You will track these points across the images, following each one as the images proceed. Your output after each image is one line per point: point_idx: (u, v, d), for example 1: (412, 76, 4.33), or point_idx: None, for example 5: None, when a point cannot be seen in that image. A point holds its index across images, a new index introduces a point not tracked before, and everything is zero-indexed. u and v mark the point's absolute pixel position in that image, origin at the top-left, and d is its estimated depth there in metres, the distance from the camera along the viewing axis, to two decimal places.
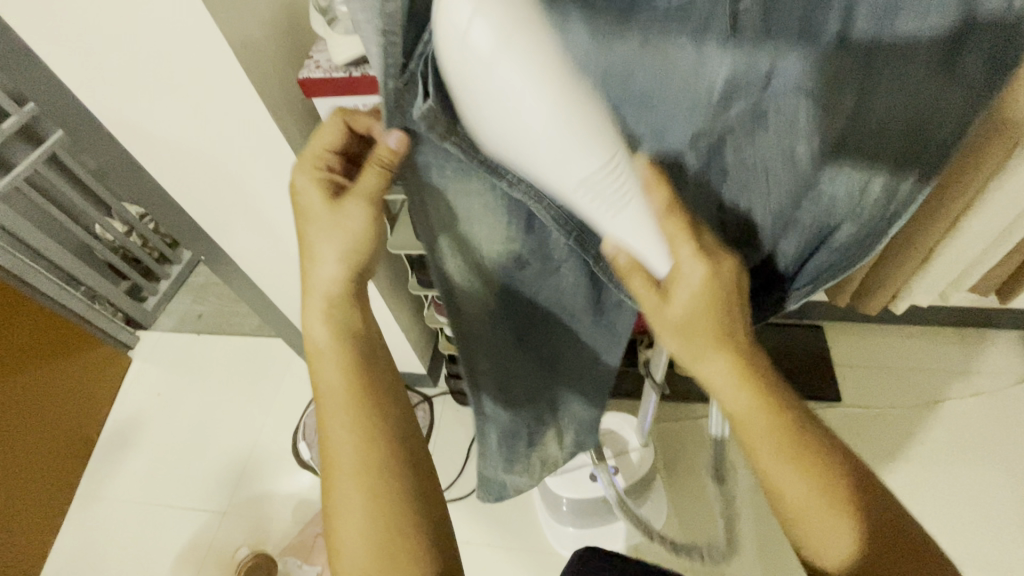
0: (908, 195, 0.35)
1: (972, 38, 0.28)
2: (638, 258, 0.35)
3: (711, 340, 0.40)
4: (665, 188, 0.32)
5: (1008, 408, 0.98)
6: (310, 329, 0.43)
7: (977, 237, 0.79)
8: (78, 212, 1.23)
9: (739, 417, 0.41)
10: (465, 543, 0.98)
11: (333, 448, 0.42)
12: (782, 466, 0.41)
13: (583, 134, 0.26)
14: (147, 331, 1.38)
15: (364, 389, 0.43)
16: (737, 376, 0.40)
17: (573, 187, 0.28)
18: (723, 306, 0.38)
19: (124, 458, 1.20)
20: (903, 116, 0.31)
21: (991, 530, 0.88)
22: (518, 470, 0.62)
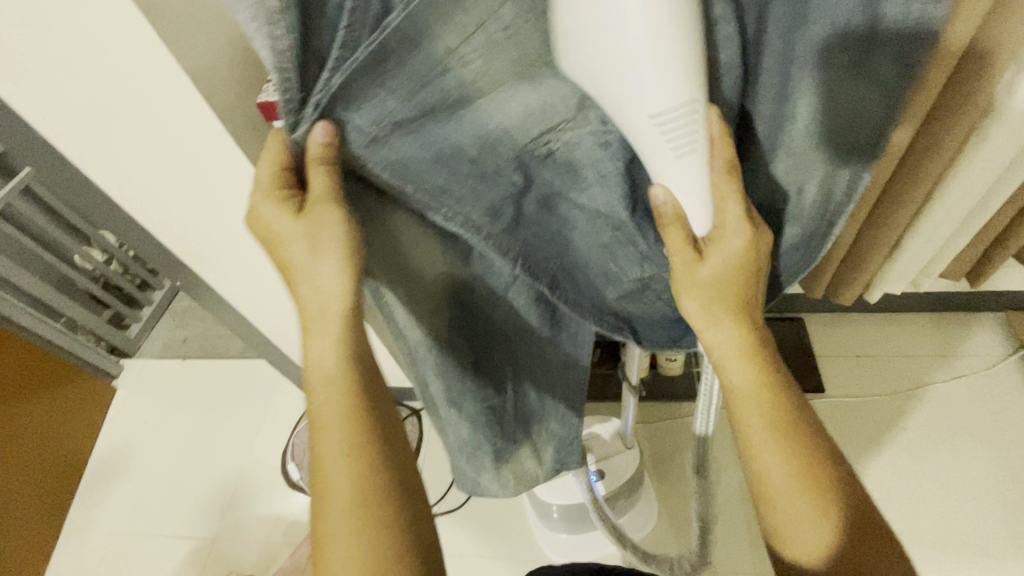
0: (852, 185, 0.39)
1: (878, 44, 0.32)
2: (682, 209, 0.36)
3: (731, 308, 0.40)
4: (728, 148, 0.35)
5: (995, 389, 0.99)
6: (318, 354, 0.41)
7: (949, 220, 0.80)
8: (55, 244, 1.22)
9: (737, 388, 0.42)
10: (459, 556, 0.97)
11: (330, 471, 0.40)
12: (773, 451, 0.41)
13: (664, 71, 0.30)
14: (132, 359, 1.37)
15: (366, 417, 0.41)
16: (748, 349, 0.41)
17: (644, 120, 0.32)
18: (751, 280, 0.39)
19: (111, 489, 1.18)
20: (827, 114, 0.35)
21: (987, 512, 0.88)
22: (488, 484, 0.57)
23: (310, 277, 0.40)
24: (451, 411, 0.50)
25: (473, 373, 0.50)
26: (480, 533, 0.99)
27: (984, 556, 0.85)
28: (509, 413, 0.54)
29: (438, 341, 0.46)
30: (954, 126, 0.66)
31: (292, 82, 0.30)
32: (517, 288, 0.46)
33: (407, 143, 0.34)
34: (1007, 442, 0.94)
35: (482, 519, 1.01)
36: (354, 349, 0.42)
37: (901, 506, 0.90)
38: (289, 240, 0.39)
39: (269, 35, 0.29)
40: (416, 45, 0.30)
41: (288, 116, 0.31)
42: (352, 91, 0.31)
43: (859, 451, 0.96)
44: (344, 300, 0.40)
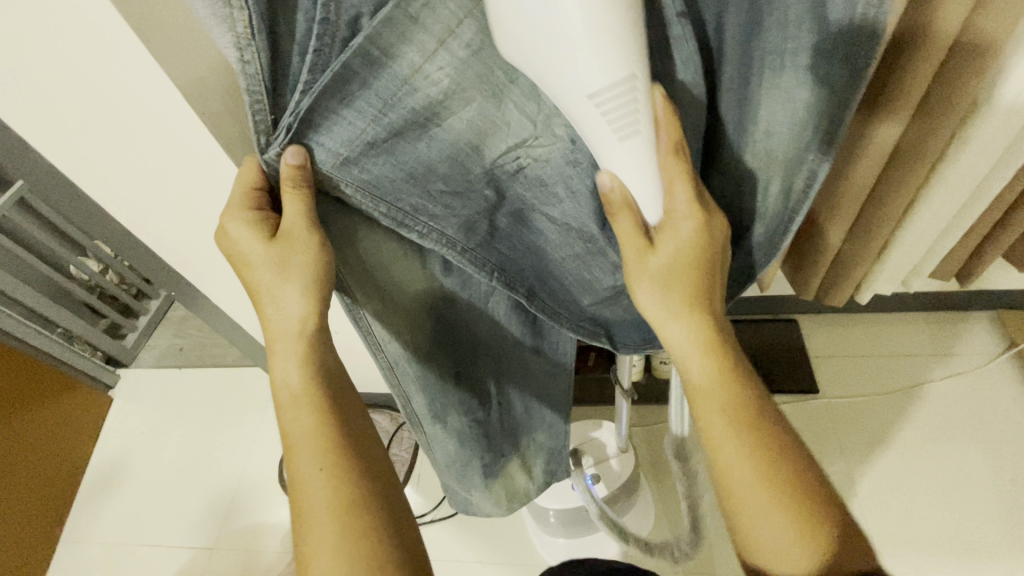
0: (809, 178, 0.40)
1: (829, 45, 0.36)
2: (630, 196, 0.37)
3: (687, 297, 0.40)
4: (676, 128, 0.36)
5: (987, 387, 1.00)
6: (284, 375, 0.42)
7: (938, 220, 0.80)
8: (49, 255, 1.22)
9: (696, 385, 0.42)
10: (458, 562, 0.97)
11: (306, 488, 0.41)
12: (732, 442, 0.42)
13: (601, 52, 0.30)
14: (128, 369, 1.37)
15: (335, 433, 0.42)
16: (705, 341, 0.41)
17: (580, 100, 0.32)
18: (705, 268, 0.40)
19: (109, 500, 1.18)
20: (784, 116, 0.39)
21: (983, 510, 0.89)
22: (479, 500, 0.59)
23: (278, 302, 0.40)
24: (436, 426, 0.51)
25: (456, 386, 0.50)
26: (478, 539, 0.99)
27: (980, 553, 0.86)
28: (497, 425, 0.56)
29: (416, 355, 0.46)
30: (941, 126, 0.67)
31: (263, 105, 0.32)
32: (496, 298, 0.48)
33: (378, 163, 0.35)
34: (1001, 439, 0.94)
35: (480, 524, 1.01)
36: (319, 367, 0.42)
37: (896, 506, 0.91)
38: (262, 265, 0.40)
39: (239, 61, 0.31)
40: (379, 65, 0.32)
41: (260, 138, 0.33)
42: (322, 112, 0.33)
43: (854, 450, 0.97)
44: (305, 324, 0.41)
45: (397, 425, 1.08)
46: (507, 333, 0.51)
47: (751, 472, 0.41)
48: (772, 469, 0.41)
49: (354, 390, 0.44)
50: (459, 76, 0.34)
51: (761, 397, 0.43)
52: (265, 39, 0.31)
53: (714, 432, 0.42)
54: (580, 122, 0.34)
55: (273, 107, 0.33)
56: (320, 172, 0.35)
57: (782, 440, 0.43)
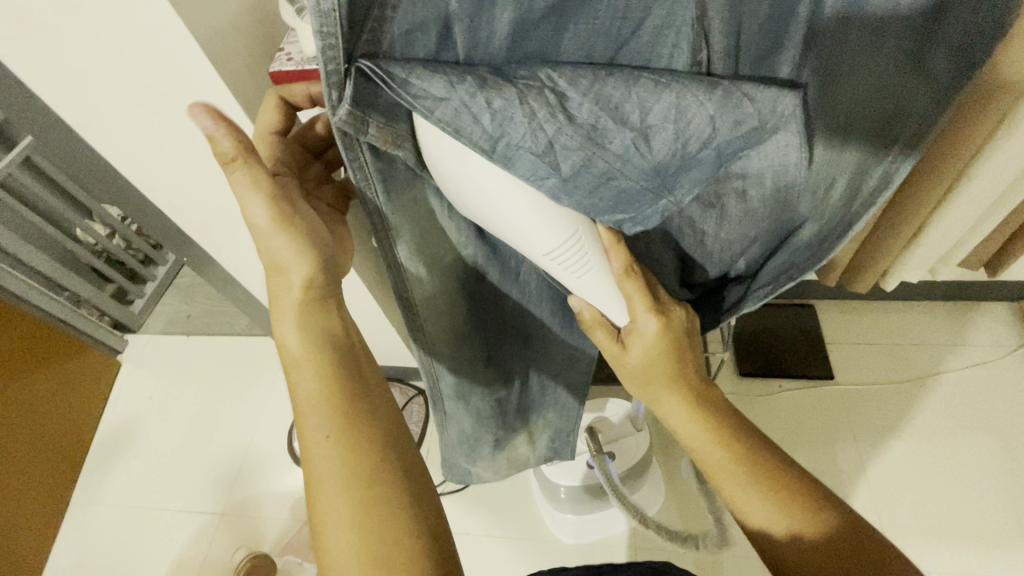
0: (882, 179, 0.39)
1: (937, 38, 0.33)
2: (602, 314, 0.44)
3: (664, 384, 0.46)
4: (624, 253, 0.39)
5: (1003, 378, 0.99)
6: (283, 337, 0.42)
7: (976, 208, 0.78)
8: (57, 217, 1.20)
9: (701, 455, 0.46)
10: (466, 534, 0.98)
11: (313, 457, 0.39)
12: (750, 500, 0.44)
13: (542, 217, 0.34)
14: (136, 334, 1.36)
15: (340, 397, 0.41)
16: (689, 416, 0.46)
17: (540, 259, 0.37)
18: (675, 359, 0.45)
19: (118, 463, 1.19)
20: (869, 104, 0.37)
21: (992, 500, 0.89)
22: (482, 469, 0.61)
23: (280, 257, 0.41)
24: (456, 404, 0.52)
25: (485, 366, 0.51)
26: (487, 512, 1.00)
27: (985, 542, 0.86)
28: (512, 406, 0.56)
29: (451, 336, 0.46)
30: (989, 113, 0.64)
31: (336, 45, 0.27)
32: (527, 268, 0.45)
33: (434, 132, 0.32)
34: (1013, 431, 0.94)
35: (487, 500, 1.01)
36: (316, 329, 0.42)
37: (905, 494, 0.91)
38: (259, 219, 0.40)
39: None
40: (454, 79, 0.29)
41: (331, 97, 0.29)
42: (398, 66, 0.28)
43: (867, 437, 0.97)
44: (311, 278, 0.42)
45: (408, 398, 1.08)
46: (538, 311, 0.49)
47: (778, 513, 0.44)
48: (785, 493, 0.44)
49: (364, 349, 0.45)
50: (555, 132, 0.30)
51: (772, 455, 0.46)
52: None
53: (718, 476, 0.46)
54: (543, 267, 0.38)
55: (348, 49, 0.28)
56: (355, 134, 0.31)
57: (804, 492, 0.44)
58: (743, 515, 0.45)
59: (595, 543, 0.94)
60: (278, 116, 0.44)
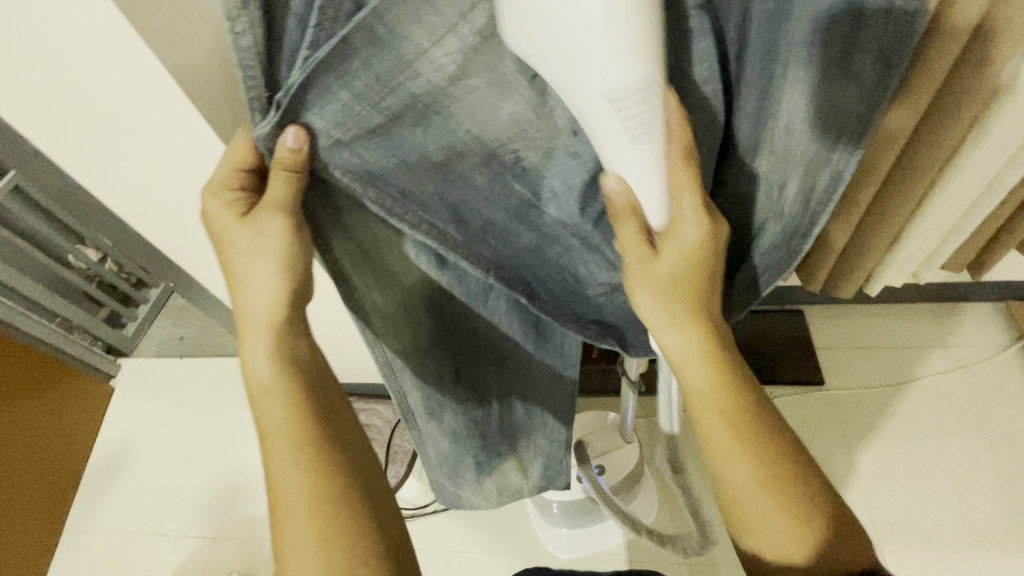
0: (831, 180, 0.39)
1: (860, 39, 0.33)
2: (636, 201, 0.35)
3: (685, 309, 0.40)
4: (687, 132, 0.34)
5: (992, 378, 0.99)
6: (253, 365, 0.41)
7: (953, 212, 0.79)
8: (47, 244, 1.20)
9: (697, 392, 0.43)
10: (460, 551, 0.98)
11: (280, 482, 0.40)
12: (737, 466, 0.43)
13: (627, 43, 0.27)
14: (129, 358, 1.36)
15: (309, 422, 0.41)
16: (703, 352, 0.41)
17: (594, 99, 0.29)
18: (705, 278, 0.40)
19: (111, 489, 1.18)
20: (805, 108, 0.36)
21: (983, 501, 0.89)
22: (471, 496, 0.60)
23: (245, 281, 0.40)
24: (431, 421, 0.51)
25: (455, 384, 0.50)
26: (481, 530, 0.99)
27: (977, 544, 0.86)
28: (494, 429, 0.56)
29: (412, 350, 0.46)
30: (960, 116, 0.65)
31: (255, 77, 0.28)
32: (495, 296, 0.46)
33: (371, 147, 0.31)
34: (1003, 431, 0.94)
35: (480, 515, 1.01)
36: (289, 355, 0.42)
37: (897, 498, 0.91)
38: (234, 243, 0.39)
39: (231, 32, 0.26)
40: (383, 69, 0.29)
41: (254, 116, 0.29)
42: (320, 72, 0.28)
43: (857, 440, 0.97)
44: (276, 310, 0.41)
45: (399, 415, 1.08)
46: (509, 331, 0.49)
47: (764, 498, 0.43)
48: (778, 476, 0.43)
49: (332, 376, 0.44)
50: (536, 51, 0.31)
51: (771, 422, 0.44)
52: (258, 5, 0.26)
53: (709, 427, 0.43)
54: (593, 123, 0.31)
55: (270, 82, 0.28)
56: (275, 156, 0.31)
57: (796, 475, 0.43)
58: (720, 467, 0.44)
59: (589, 556, 0.94)
60: (252, 153, 0.38)
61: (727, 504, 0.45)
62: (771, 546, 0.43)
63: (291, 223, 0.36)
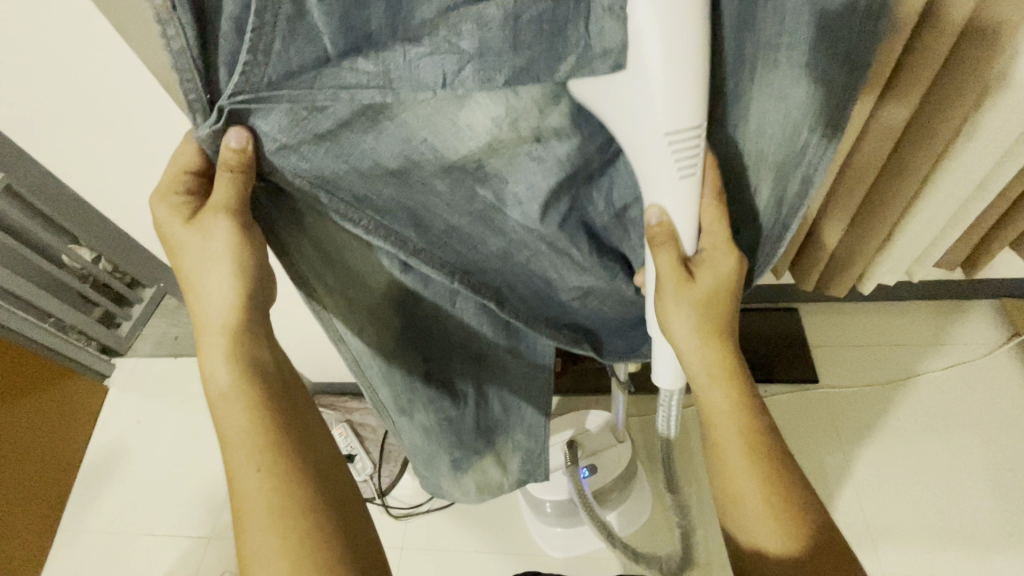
0: (801, 186, 0.40)
1: (826, 43, 0.33)
2: (676, 230, 0.38)
3: (714, 331, 0.41)
4: (716, 173, 0.38)
5: (986, 375, 0.99)
6: (210, 370, 0.39)
7: (944, 210, 0.78)
8: (40, 244, 1.19)
9: (715, 412, 0.44)
10: (454, 550, 0.97)
11: (245, 491, 0.39)
12: (748, 486, 0.44)
13: (678, 94, 0.32)
14: (124, 357, 1.36)
15: (272, 431, 0.40)
16: (727, 372, 0.43)
17: (650, 140, 0.34)
18: (729, 303, 0.42)
19: (104, 489, 1.18)
20: (772, 114, 0.36)
21: (975, 499, 0.89)
22: (449, 486, 0.60)
23: (200, 285, 0.39)
24: (402, 418, 0.51)
25: (426, 386, 0.50)
26: (474, 529, 0.99)
27: (969, 541, 0.86)
28: (469, 425, 0.55)
29: (381, 354, 0.46)
30: (951, 114, 0.65)
31: (193, 82, 0.28)
32: (462, 299, 0.45)
33: (319, 151, 0.32)
34: (997, 429, 0.94)
35: (473, 515, 1.00)
36: (250, 361, 0.40)
37: (889, 497, 0.91)
38: (184, 248, 0.38)
39: (162, 36, 0.27)
40: (329, 75, 0.29)
41: (195, 116, 0.30)
42: (261, 84, 0.28)
43: (850, 439, 0.97)
44: (233, 314, 0.39)
45: None
46: (481, 332, 0.49)
47: (770, 519, 0.43)
48: (786, 498, 0.43)
49: (297, 381, 0.43)
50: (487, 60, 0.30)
51: (782, 447, 0.45)
52: (190, 12, 0.27)
53: (725, 444, 0.44)
54: (644, 162, 0.35)
55: (210, 85, 0.29)
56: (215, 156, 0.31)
57: (803, 499, 0.44)
58: (733, 485, 0.44)
59: (582, 554, 0.94)
60: (198, 158, 0.38)
61: (732, 523, 0.45)
62: (774, 561, 0.43)
63: (241, 222, 0.36)
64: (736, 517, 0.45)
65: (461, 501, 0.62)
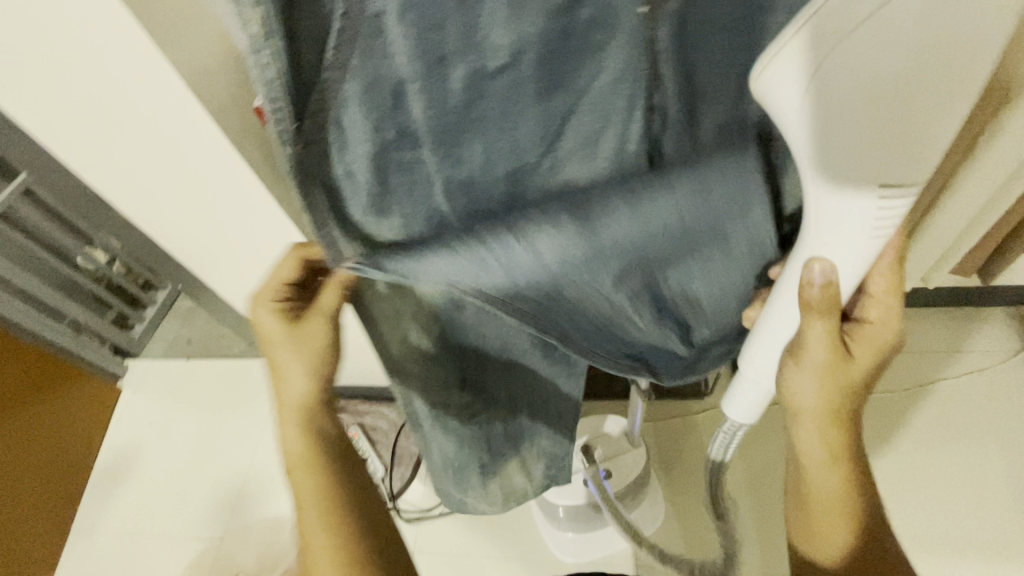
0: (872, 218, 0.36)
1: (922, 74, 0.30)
2: (825, 274, 0.37)
3: (841, 384, 0.42)
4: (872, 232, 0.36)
5: (1003, 383, 0.98)
6: (285, 443, 0.49)
7: (962, 217, 0.78)
8: (57, 247, 1.21)
9: (813, 454, 0.46)
10: (466, 554, 0.97)
11: (312, 540, 0.49)
12: (833, 518, 0.47)
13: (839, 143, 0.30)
14: (137, 359, 1.37)
15: (334, 489, 0.49)
16: (838, 422, 0.44)
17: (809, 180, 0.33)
18: (862, 359, 0.42)
19: (117, 490, 1.19)
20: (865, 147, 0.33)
21: (993, 508, 0.88)
22: (475, 497, 0.62)
23: (283, 374, 0.48)
24: (436, 430, 0.52)
25: (461, 393, 0.51)
26: (487, 533, 0.99)
27: (988, 550, 0.85)
28: (500, 433, 0.57)
29: (419, 360, 0.46)
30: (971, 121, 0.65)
31: (285, 111, 0.27)
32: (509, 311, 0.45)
33: (394, 183, 0.32)
34: (1014, 437, 0.94)
35: (487, 520, 1.00)
36: (315, 434, 0.49)
37: (906, 505, 0.90)
38: (284, 345, 0.47)
39: (256, 63, 0.26)
40: (405, 97, 0.30)
41: (285, 145, 0.28)
42: (337, 95, 0.28)
43: (866, 447, 0.96)
44: (307, 397, 0.49)
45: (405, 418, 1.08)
46: (523, 351, 0.49)
47: (847, 543, 0.47)
48: (863, 524, 0.47)
49: (352, 447, 0.52)
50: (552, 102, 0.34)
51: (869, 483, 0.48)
52: (281, 34, 0.26)
53: (818, 481, 0.46)
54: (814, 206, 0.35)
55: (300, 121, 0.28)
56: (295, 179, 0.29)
57: (875, 525, 0.48)
58: (814, 513, 0.47)
59: (595, 559, 0.94)
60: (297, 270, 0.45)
61: (805, 542, 0.49)
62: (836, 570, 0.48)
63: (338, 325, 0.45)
64: (812, 537, 0.49)
65: (486, 511, 0.64)
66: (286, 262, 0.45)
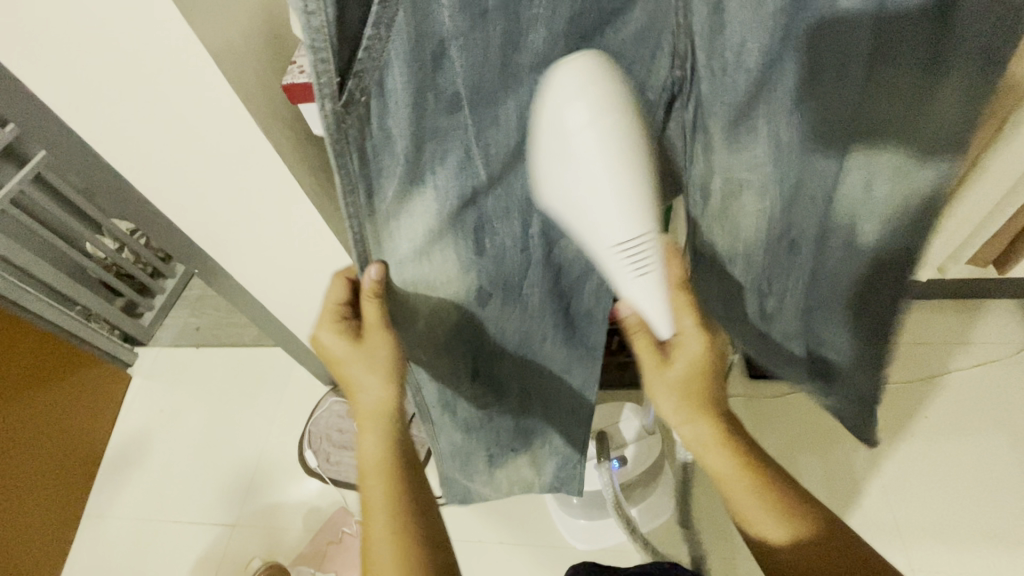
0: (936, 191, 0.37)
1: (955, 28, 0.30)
2: (647, 321, 0.44)
3: (695, 399, 0.49)
4: (678, 267, 0.43)
5: (1013, 374, 0.99)
6: (363, 449, 0.49)
7: (980, 207, 0.78)
8: (67, 232, 1.20)
9: (719, 468, 0.50)
10: (478, 541, 0.98)
11: (376, 559, 0.46)
12: (761, 519, 0.48)
13: (621, 207, 0.37)
14: (146, 347, 1.37)
15: (404, 498, 0.48)
16: (718, 436, 0.50)
17: (606, 248, 0.38)
18: (709, 377, 0.48)
19: (128, 477, 1.19)
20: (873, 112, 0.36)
21: (1004, 496, 0.89)
22: (482, 486, 0.75)
23: (355, 385, 0.50)
24: (447, 415, 0.63)
25: (473, 381, 0.61)
26: (499, 520, 0.99)
27: (1000, 539, 0.86)
28: (505, 431, 0.69)
29: (433, 345, 0.55)
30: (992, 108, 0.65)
31: (330, 65, 0.29)
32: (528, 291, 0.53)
33: (434, 138, 0.37)
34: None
35: (498, 506, 1.01)
36: (392, 443, 0.50)
37: (917, 493, 0.91)
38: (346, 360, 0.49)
39: (304, 14, 0.27)
40: (445, 54, 0.34)
41: (324, 101, 0.31)
42: (385, 57, 0.31)
43: (877, 437, 0.96)
44: (385, 404, 0.50)
45: None
46: (534, 332, 0.58)
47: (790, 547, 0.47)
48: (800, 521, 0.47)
49: (420, 459, 0.51)
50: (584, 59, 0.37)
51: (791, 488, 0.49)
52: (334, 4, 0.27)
53: (731, 484, 0.49)
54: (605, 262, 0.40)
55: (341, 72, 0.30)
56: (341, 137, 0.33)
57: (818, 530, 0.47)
58: (747, 521, 0.49)
59: (607, 547, 0.94)
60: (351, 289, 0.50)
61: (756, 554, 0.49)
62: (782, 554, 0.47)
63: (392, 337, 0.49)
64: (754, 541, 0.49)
65: (489, 501, 0.77)
66: (337, 286, 0.50)
